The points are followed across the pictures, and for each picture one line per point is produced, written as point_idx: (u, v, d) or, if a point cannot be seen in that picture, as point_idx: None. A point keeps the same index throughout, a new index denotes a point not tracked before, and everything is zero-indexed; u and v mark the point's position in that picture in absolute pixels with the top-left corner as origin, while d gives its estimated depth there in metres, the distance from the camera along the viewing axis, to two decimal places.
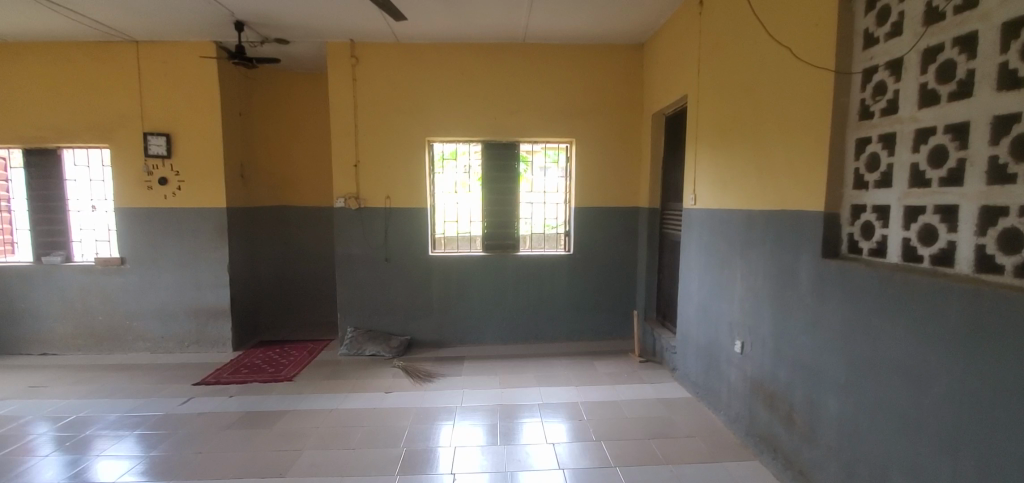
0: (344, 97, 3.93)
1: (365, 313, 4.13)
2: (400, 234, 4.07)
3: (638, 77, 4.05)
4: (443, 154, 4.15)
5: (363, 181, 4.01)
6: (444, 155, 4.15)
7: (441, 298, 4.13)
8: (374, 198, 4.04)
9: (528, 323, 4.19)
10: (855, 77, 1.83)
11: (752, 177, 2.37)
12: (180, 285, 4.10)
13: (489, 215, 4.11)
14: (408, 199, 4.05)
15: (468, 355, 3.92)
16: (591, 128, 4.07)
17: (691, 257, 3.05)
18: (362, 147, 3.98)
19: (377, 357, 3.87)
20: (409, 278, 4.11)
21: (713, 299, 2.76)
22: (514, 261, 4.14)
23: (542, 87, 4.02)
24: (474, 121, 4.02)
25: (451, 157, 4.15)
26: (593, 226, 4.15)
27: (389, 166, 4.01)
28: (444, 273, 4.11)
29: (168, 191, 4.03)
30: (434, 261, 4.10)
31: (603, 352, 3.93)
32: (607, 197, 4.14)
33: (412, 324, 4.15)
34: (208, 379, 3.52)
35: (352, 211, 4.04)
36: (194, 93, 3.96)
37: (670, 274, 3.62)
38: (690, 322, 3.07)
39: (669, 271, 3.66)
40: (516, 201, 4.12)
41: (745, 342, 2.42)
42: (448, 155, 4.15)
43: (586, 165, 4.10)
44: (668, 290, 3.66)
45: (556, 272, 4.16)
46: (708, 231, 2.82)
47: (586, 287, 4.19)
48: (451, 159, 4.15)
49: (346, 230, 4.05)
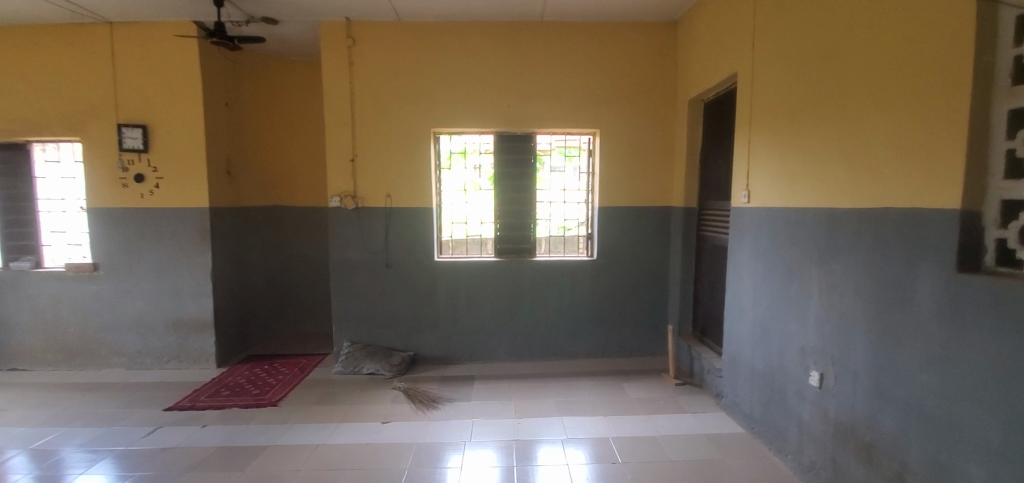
0: (339, 83, 3.48)
1: (363, 326, 3.67)
2: (403, 237, 3.62)
3: (672, 60, 3.57)
4: (450, 151, 3.69)
5: (362, 179, 3.56)
6: (451, 151, 3.69)
7: (449, 309, 3.68)
8: (375, 197, 3.58)
9: (546, 337, 3.73)
10: (1006, 26, 1.33)
11: (834, 167, 1.89)
12: (159, 295, 3.69)
13: (501, 216, 3.66)
14: (413, 198, 3.60)
15: (478, 375, 3.46)
16: (618, 117, 3.59)
17: (743, 265, 2.57)
18: (360, 139, 3.53)
19: (376, 376, 3.42)
20: (412, 287, 3.66)
21: (776, 318, 2.27)
22: (530, 268, 3.68)
23: (563, 72, 3.55)
24: (486, 110, 3.56)
25: (460, 154, 3.70)
26: (619, 229, 3.68)
27: (391, 161, 3.56)
28: (452, 281, 3.66)
29: (145, 189, 3.62)
30: (441, 267, 3.65)
31: (632, 372, 3.45)
32: (636, 195, 3.66)
33: (416, 338, 3.69)
34: (182, 403, 3.10)
35: (349, 212, 3.59)
36: (172, 80, 3.54)
37: (712, 286, 3.14)
38: (742, 343, 2.58)
39: (711, 283, 3.17)
40: (532, 200, 3.67)
41: (826, 375, 1.93)
42: (456, 152, 3.69)
43: (613, 159, 3.62)
44: (709, 303, 3.18)
45: (578, 280, 3.70)
46: (768, 235, 2.34)
47: (612, 297, 3.71)
48: (459, 156, 3.70)
49: (342, 233, 3.61)
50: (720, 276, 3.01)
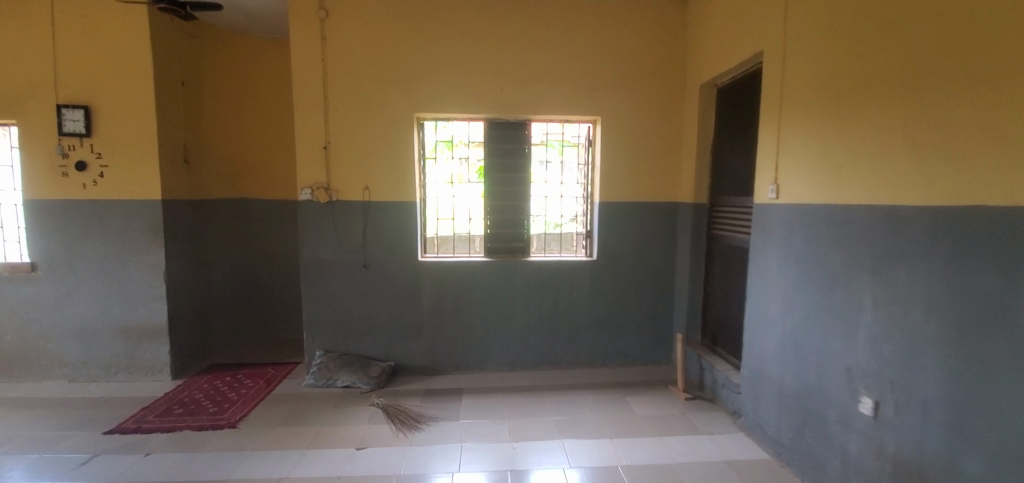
0: (311, 60, 3.09)
1: (338, 333, 3.28)
2: (382, 234, 3.24)
3: (681, 41, 3.25)
4: (435, 140, 3.33)
5: (336, 169, 3.16)
6: (437, 140, 3.33)
7: (434, 314, 3.32)
8: (351, 190, 3.20)
9: (541, 344, 3.39)
10: None
11: (898, 156, 1.59)
12: (106, 298, 3.27)
13: (491, 212, 3.32)
14: (393, 191, 3.22)
15: (467, 388, 3.11)
16: (622, 104, 3.26)
17: (770, 269, 2.26)
18: (334, 124, 3.14)
19: (351, 389, 3.06)
20: (394, 289, 3.28)
21: (814, 332, 1.97)
22: (524, 269, 3.34)
23: (562, 52, 3.20)
24: (476, 93, 3.20)
25: (447, 144, 3.33)
26: (621, 226, 3.35)
27: (370, 149, 3.17)
28: (439, 283, 3.30)
29: (89, 178, 3.18)
30: (426, 267, 3.28)
31: (637, 384, 3.13)
32: (641, 189, 3.34)
33: (398, 346, 3.32)
34: (127, 426, 2.70)
35: (322, 205, 3.18)
36: (119, 54, 3.11)
37: (729, 290, 2.83)
38: (768, 358, 2.28)
39: (727, 287, 2.86)
40: (526, 194, 3.33)
41: (883, 404, 1.65)
42: (443, 142, 3.33)
43: (616, 149, 3.29)
44: (724, 310, 2.89)
45: (577, 282, 3.37)
46: (804, 236, 2.03)
47: (613, 300, 3.39)
48: (447, 146, 3.33)
49: (314, 230, 3.20)
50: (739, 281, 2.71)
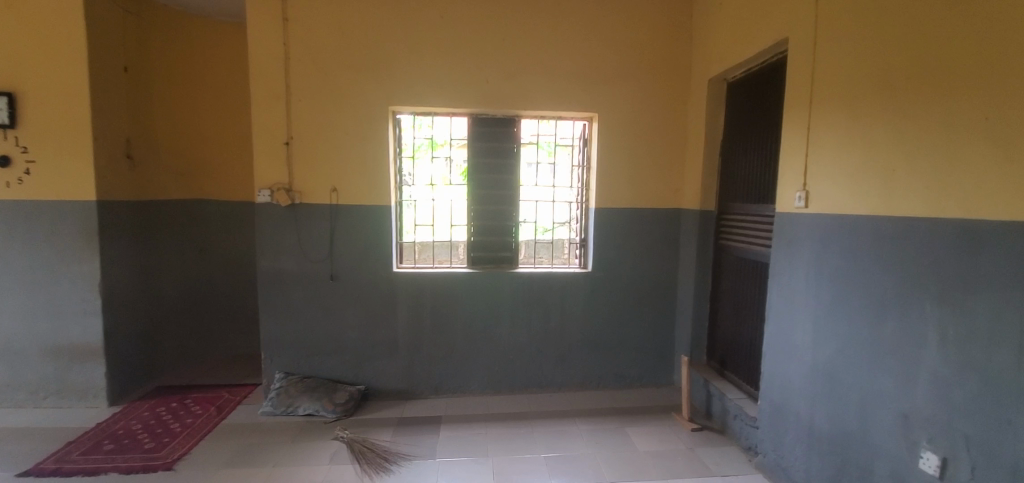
0: (272, 43, 2.71)
1: (301, 353, 2.89)
2: (352, 242, 2.87)
3: (687, 32, 2.95)
4: (415, 139, 2.98)
5: (299, 167, 2.79)
6: (417, 139, 2.98)
7: (410, 331, 2.95)
8: (316, 191, 2.81)
9: (530, 365, 3.05)
10: None
11: (975, 160, 1.30)
12: (33, 312, 2.84)
13: (474, 218, 2.99)
14: (365, 194, 2.85)
15: (446, 417, 2.75)
16: (622, 99, 2.95)
17: (797, 289, 1.96)
18: (297, 117, 2.76)
19: (314, 419, 2.69)
20: (365, 304, 2.90)
21: (856, 367, 1.67)
22: (512, 282, 3.00)
23: (555, 41, 2.88)
24: (460, 85, 2.85)
25: (428, 144, 2.98)
26: (619, 234, 3.03)
27: (338, 146, 2.80)
28: (416, 297, 2.94)
29: (13, 175, 2.76)
30: (402, 279, 2.91)
31: (637, 411, 2.81)
32: (641, 193, 3.02)
33: (369, 368, 2.94)
34: (44, 466, 2.29)
35: (283, 210, 2.79)
36: (48, 33, 2.69)
37: (743, 309, 2.52)
38: (794, 392, 1.97)
39: (740, 305, 2.56)
40: (514, 198, 3.01)
41: (955, 463, 1.35)
42: (424, 140, 2.98)
43: (614, 150, 2.97)
44: (737, 331, 2.58)
45: (570, 296, 3.04)
46: (843, 252, 1.73)
47: (609, 317, 3.07)
48: (428, 146, 2.98)
49: (273, 237, 2.81)
50: (757, 299, 2.40)
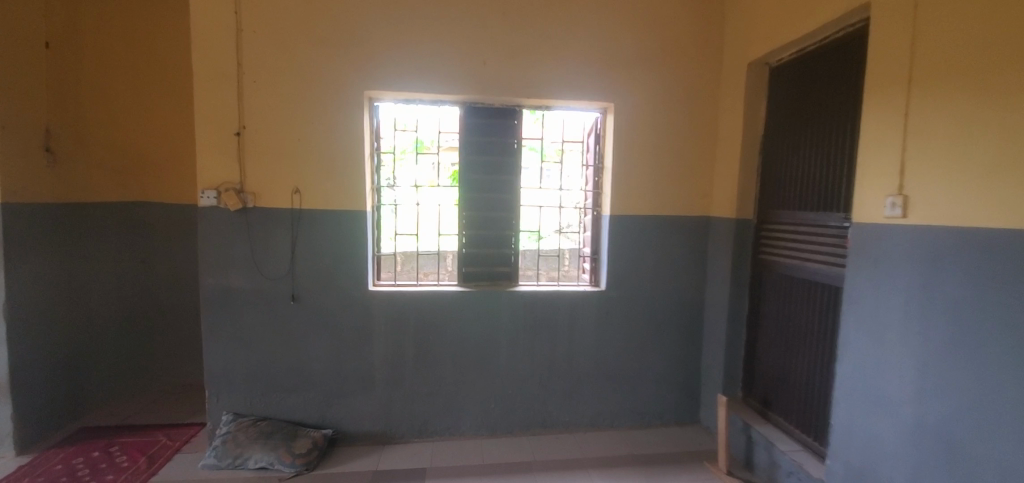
0: (219, 12, 2.22)
1: (255, 390, 2.38)
2: (318, 255, 2.36)
3: (718, 10, 2.51)
4: (400, 139, 2.50)
5: (254, 164, 2.28)
6: (402, 137, 2.49)
7: (390, 363, 2.45)
8: (274, 194, 2.30)
9: (532, 401, 2.57)
10: None
11: None
12: None
13: (467, 227, 2.54)
14: (335, 197, 2.35)
15: (433, 469, 2.25)
16: (642, 88, 2.50)
17: (894, 323, 1.53)
18: (253, 103, 2.27)
19: (267, 474, 2.16)
20: (333, 330, 2.39)
21: (1003, 437, 1.23)
22: (512, 302, 2.52)
23: (566, 18, 2.42)
24: (453, 68, 2.37)
25: (417, 145, 2.50)
26: (638, 247, 2.58)
27: (302, 139, 2.31)
28: (397, 322, 2.44)
29: None
30: (379, 300, 2.41)
31: (664, 460, 2.33)
32: (663, 199, 2.57)
33: (338, 408, 2.43)
34: None
35: (234, 216, 2.28)
36: None
37: (796, 340, 2.07)
38: (892, 458, 1.52)
39: (791, 334, 2.11)
40: (514, 204, 2.56)
41: None
42: (411, 142, 2.50)
43: (632, 147, 2.52)
44: (788, 366, 2.13)
45: (581, 319, 2.57)
46: (974, 278, 1.30)
47: (626, 343, 2.61)
48: (417, 148, 2.50)
49: (222, 249, 2.29)
50: (817, 330, 1.95)
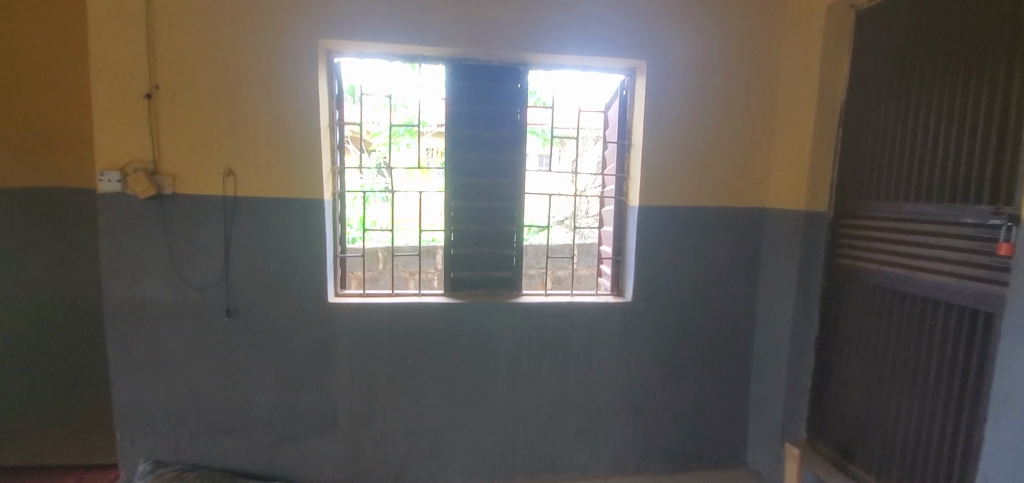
0: None
1: (182, 432, 1.84)
2: (261, 258, 1.79)
3: None
4: (379, 116, 1.93)
5: (170, 136, 1.71)
6: (380, 113, 1.93)
7: (357, 396, 1.91)
8: (201, 177, 1.73)
9: (539, 441, 2.05)
10: None
11: None
12: None
13: (458, 220, 1.99)
14: (280, 181, 1.77)
15: None
16: (684, 43, 1.94)
17: None
18: (169, 54, 1.69)
19: None
20: (282, 357, 1.84)
21: None
22: (517, 317, 1.97)
23: None
24: (438, 11, 1.80)
25: (405, 128, 1.94)
26: (675, 246, 2.03)
27: (235, 105, 1.73)
28: (366, 344, 1.89)
29: None
30: (343, 317, 1.86)
31: None
32: (708, 186, 2.02)
33: (292, 454, 1.90)
34: None
35: (146, 206, 1.71)
36: None
37: (910, 376, 1.53)
38: None
39: (900, 367, 1.57)
40: (517, 191, 2.01)
41: None
42: (398, 124, 1.93)
43: (670, 118, 1.96)
44: (893, 411, 1.59)
45: (601, 339, 2.03)
46: None
47: (657, 368, 2.07)
48: (406, 132, 1.94)
49: (132, 250, 1.73)
50: (949, 367, 1.40)
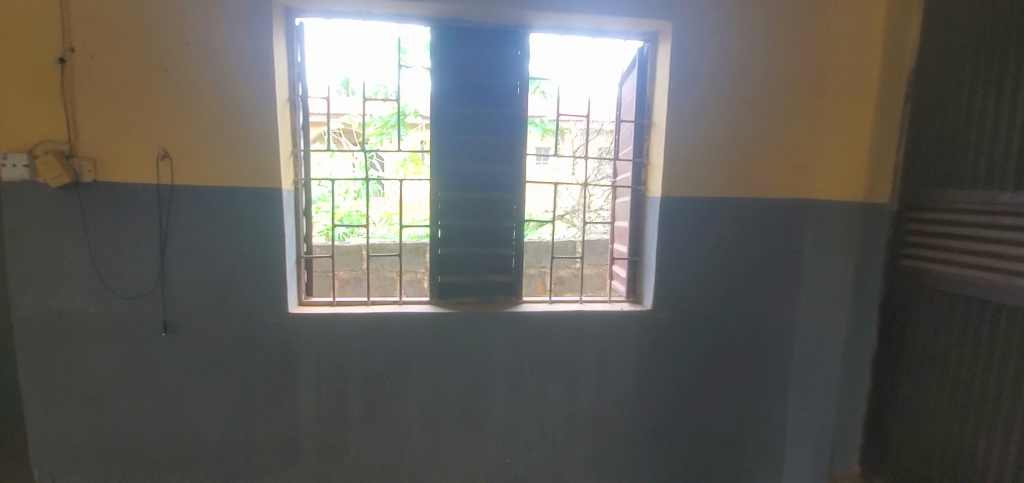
0: None
1: (114, 470, 1.53)
2: (205, 261, 1.47)
3: None
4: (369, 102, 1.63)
5: (88, 109, 1.39)
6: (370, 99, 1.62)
7: (326, 425, 1.60)
8: (129, 161, 1.41)
9: (541, 473, 1.75)
10: None
11: None
12: None
13: (447, 215, 1.68)
14: (229, 167, 1.45)
15: None
16: (715, 2, 1.61)
17: None
18: (86, 8, 1.37)
19: None
20: (234, 380, 1.53)
21: None
22: (516, 329, 1.65)
23: None
24: None
25: (397, 117, 1.63)
26: (704, 246, 1.71)
27: (169, 72, 1.41)
28: (336, 363, 1.58)
29: None
30: (308, 331, 1.54)
31: None
32: (743, 173, 1.70)
33: None
34: None
35: (60, 197, 1.39)
36: None
37: (1009, 409, 1.24)
38: None
39: (998, 398, 1.27)
40: (518, 180, 1.70)
41: None
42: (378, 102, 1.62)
43: (700, 93, 1.64)
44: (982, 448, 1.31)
45: (615, 355, 1.72)
46: None
47: (681, 388, 1.77)
48: (398, 123, 1.63)
49: (44, 251, 1.41)
50: None
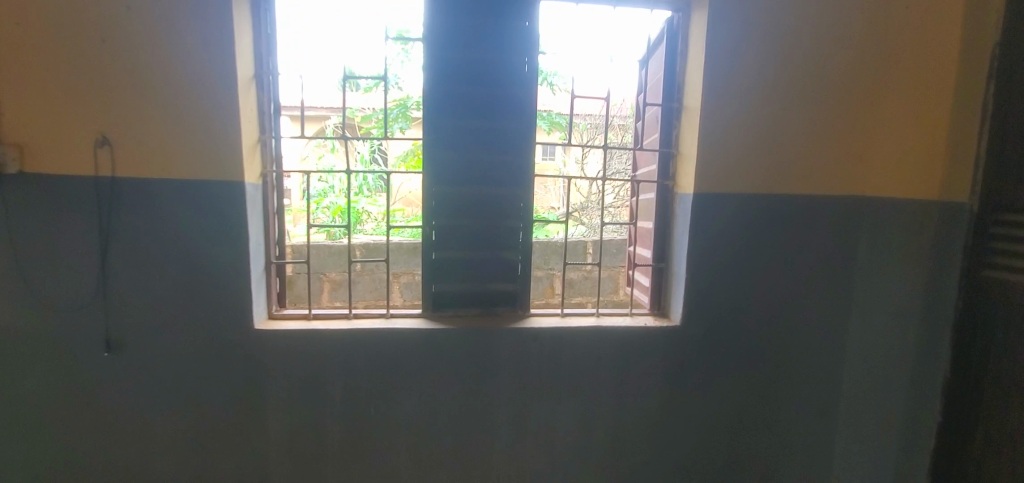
0: None
1: None
2: (156, 267, 1.25)
3: None
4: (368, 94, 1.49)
5: (10, 86, 1.16)
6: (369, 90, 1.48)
7: (301, 455, 1.38)
8: (63, 148, 1.18)
9: None
10: None
11: None
12: None
13: (441, 213, 1.44)
14: (181, 156, 1.22)
15: None
16: None
17: None
18: None
19: None
20: (192, 405, 1.31)
21: None
22: (522, 346, 1.42)
23: None
24: None
25: (398, 110, 1.47)
26: (742, 251, 1.46)
27: (108, 42, 1.18)
28: (311, 385, 1.35)
29: None
30: (277, 348, 1.31)
31: None
32: (791, 165, 1.45)
33: None
34: None
35: None
36: None
37: None
38: None
39: None
40: (524, 173, 1.45)
41: None
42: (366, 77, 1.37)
43: (739, 70, 1.40)
44: None
45: (637, 376, 1.48)
46: None
47: (712, 412, 1.53)
48: (399, 116, 1.48)
49: None
50: None
